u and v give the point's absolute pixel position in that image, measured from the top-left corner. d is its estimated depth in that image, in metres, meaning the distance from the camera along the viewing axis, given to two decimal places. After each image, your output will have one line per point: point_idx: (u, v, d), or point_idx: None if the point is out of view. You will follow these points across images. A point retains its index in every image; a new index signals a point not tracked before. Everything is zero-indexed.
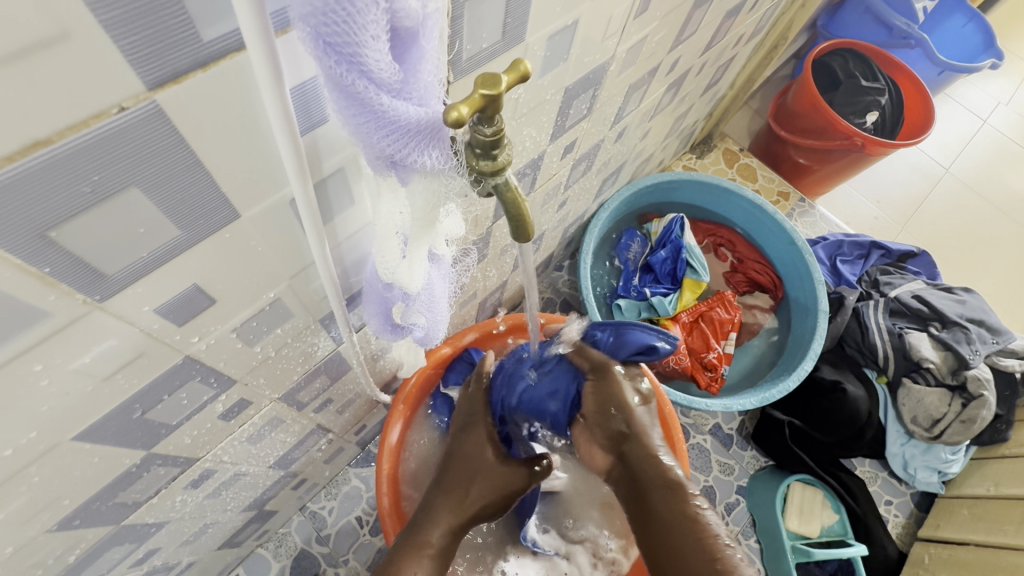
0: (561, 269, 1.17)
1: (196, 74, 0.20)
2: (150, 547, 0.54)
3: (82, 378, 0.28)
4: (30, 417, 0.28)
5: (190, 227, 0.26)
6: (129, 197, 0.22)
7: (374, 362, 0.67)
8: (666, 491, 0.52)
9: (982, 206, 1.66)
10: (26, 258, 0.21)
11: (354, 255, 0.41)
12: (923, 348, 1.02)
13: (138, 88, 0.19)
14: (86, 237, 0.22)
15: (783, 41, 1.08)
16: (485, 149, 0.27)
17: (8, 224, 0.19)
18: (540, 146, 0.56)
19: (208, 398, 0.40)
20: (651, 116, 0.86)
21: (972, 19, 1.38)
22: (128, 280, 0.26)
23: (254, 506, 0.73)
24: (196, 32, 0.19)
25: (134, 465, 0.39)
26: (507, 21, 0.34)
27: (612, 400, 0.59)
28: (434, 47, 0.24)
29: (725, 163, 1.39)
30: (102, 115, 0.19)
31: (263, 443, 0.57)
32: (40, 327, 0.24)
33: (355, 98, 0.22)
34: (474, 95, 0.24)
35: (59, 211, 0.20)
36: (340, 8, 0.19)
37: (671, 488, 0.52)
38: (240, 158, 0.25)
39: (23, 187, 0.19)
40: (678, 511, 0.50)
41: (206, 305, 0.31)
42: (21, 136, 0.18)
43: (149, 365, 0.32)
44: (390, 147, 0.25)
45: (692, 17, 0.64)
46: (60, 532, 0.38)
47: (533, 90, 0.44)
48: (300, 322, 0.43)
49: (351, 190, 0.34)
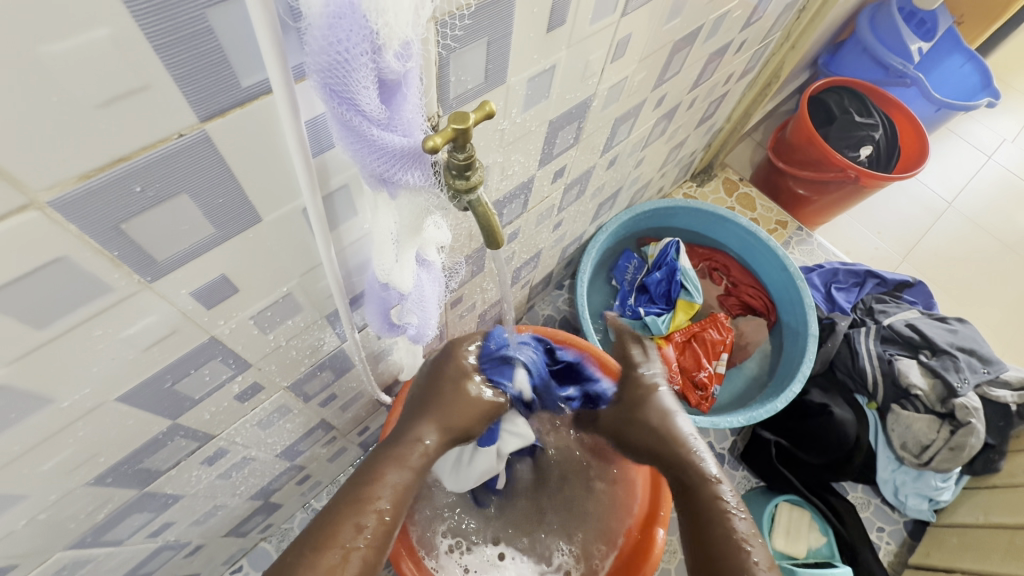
0: (561, 289, 1.22)
1: (234, 111, 0.27)
2: (165, 520, 0.60)
3: (128, 345, 0.35)
4: (86, 374, 0.34)
5: (222, 227, 0.33)
6: (178, 202, 0.29)
7: (376, 363, 0.72)
8: (703, 486, 0.60)
9: (986, 240, 1.68)
10: (100, 244, 0.28)
11: (357, 259, 0.47)
12: (912, 374, 1.04)
13: (193, 120, 0.26)
14: (147, 231, 0.29)
15: (776, 78, 1.15)
16: (460, 171, 0.33)
17: (93, 218, 0.26)
18: (529, 171, 0.63)
19: (226, 377, 0.46)
20: (644, 146, 0.92)
21: (969, 60, 1.44)
22: (172, 266, 0.32)
23: (260, 495, 0.78)
24: (237, 80, 0.26)
25: (160, 432, 0.45)
26: (489, 67, 0.41)
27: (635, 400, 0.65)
28: (415, 92, 0.30)
29: (724, 192, 1.44)
30: (166, 139, 0.26)
31: (272, 430, 0.64)
32: (102, 299, 0.31)
33: (352, 130, 0.29)
34: (448, 128, 0.30)
35: (127, 210, 0.27)
36: (343, 62, 0.26)
37: (710, 487, 0.59)
38: (263, 174, 0.32)
39: (104, 189, 0.26)
40: (713, 508, 0.58)
41: (231, 293, 0.38)
42: (108, 153, 0.25)
43: (180, 342, 0.38)
44: (380, 167, 0.31)
45: (674, 59, 0.71)
46: (94, 488, 0.45)
47: (518, 122, 0.51)
48: (308, 316, 0.49)
49: (353, 205, 0.41)
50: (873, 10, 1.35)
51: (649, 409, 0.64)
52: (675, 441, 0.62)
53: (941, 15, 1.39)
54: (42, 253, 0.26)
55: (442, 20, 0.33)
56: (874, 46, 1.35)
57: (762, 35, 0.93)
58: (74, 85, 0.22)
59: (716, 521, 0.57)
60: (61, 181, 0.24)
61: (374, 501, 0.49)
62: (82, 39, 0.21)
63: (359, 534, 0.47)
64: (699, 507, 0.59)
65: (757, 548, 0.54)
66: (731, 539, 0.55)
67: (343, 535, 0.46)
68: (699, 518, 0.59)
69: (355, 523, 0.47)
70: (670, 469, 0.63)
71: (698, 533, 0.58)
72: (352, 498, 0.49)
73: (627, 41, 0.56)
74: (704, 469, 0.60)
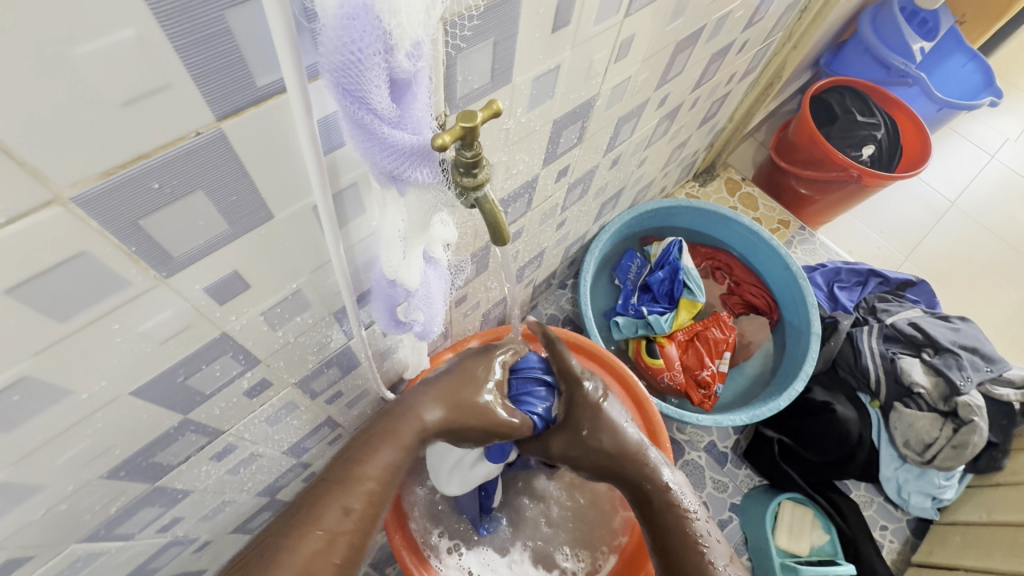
0: (564, 288, 1.23)
1: (249, 110, 0.28)
2: (175, 515, 0.61)
3: (144, 340, 0.36)
4: (104, 367, 0.35)
5: (236, 224, 0.34)
6: (194, 199, 0.30)
7: (381, 361, 0.73)
8: (661, 495, 0.62)
9: (990, 240, 1.68)
10: (120, 239, 0.29)
11: (365, 256, 0.48)
12: (914, 372, 1.05)
13: (210, 119, 0.27)
14: (164, 228, 0.30)
15: (778, 78, 1.15)
16: (467, 168, 0.34)
17: (113, 213, 0.27)
18: (533, 171, 0.63)
19: (236, 373, 0.47)
20: (646, 145, 0.93)
21: (972, 59, 1.44)
22: (187, 262, 0.33)
23: (267, 492, 0.79)
24: (252, 80, 0.27)
25: (172, 427, 0.46)
26: (495, 66, 0.41)
27: (583, 424, 0.62)
28: (424, 91, 0.31)
29: (726, 192, 1.45)
30: (184, 137, 0.27)
31: (280, 426, 0.64)
32: (121, 294, 0.31)
33: (364, 128, 0.30)
34: (456, 127, 0.31)
35: (145, 207, 0.28)
36: (356, 62, 0.27)
37: (667, 495, 0.62)
38: (276, 172, 0.33)
39: (124, 187, 0.27)
40: (671, 514, 0.61)
41: (243, 289, 0.39)
42: (130, 151, 0.25)
43: (193, 337, 0.39)
44: (390, 165, 0.32)
45: (677, 59, 0.72)
46: (108, 481, 0.45)
47: (523, 122, 0.52)
48: (316, 313, 0.50)
49: (362, 202, 0.42)
50: (875, 10, 1.36)
51: (612, 432, 0.62)
52: (631, 457, 0.63)
53: (943, 15, 1.39)
54: (65, 248, 0.27)
55: (451, 21, 0.34)
56: (876, 45, 1.36)
57: (764, 35, 0.93)
58: (99, 85, 0.23)
59: (674, 527, 0.60)
60: (84, 178, 0.25)
61: (358, 485, 0.51)
62: (108, 40, 0.22)
63: (346, 517, 0.50)
64: (657, 516, 0.62)
65: (712, 547, 0.59)
66: (690, 541, 0.59)
67: (325, 517, 0.49)
68: (661, 527, 0.61)
69: (342, 506, 0.50)
70: (628, 481, 0.64)
71: (659, 539, 0.62)
72: (343, 478, 0.52)
73: (630, 41, 0.56)
74: (659, 479, 0.62)
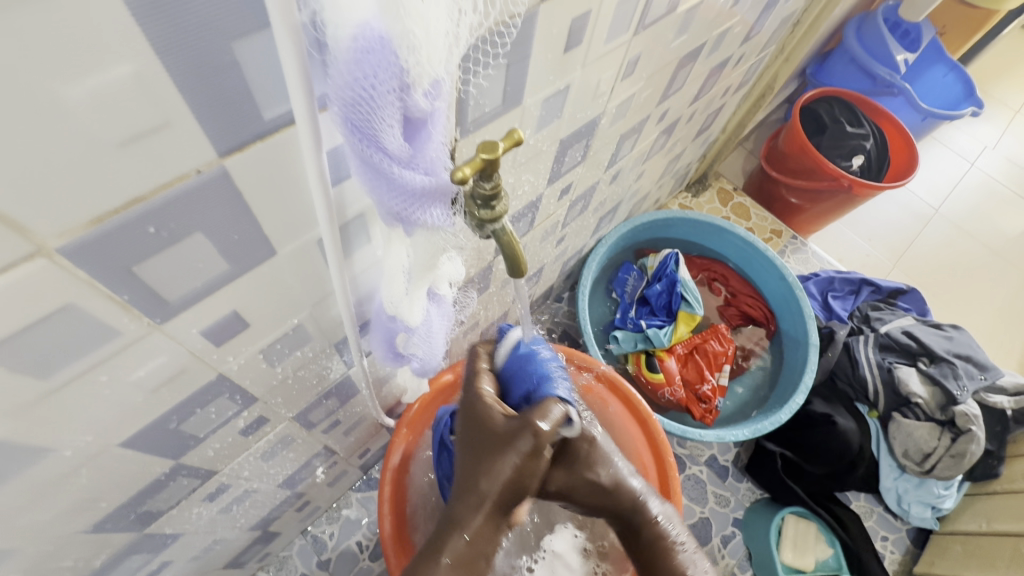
0: (560, 301, 1.21)
1: (255, 144, 0.26)
2: (163, 559, 0.57)
3: (134, 389, 0.33)
4: (90, 421, 0.32)
5: (236, 263, 0.31)
6: (193, 240, 0.27)
7: (380, 386, 0.70)
8: (650, 524, 0.57)
9: (973, 246, 1.71)
10: (110, 288, 0.26)
11: (366, 286, 0.45)
12: (912, 383, 1.04)
13: (212, 155, 0.24)
14: (160, 273, 0.27)
15: (770, 90, 1.15)
16: (485, 201, 0.32)
17: (103, 262, 0.24)
18: (538, 190, 0.62)
19: (232, 413, 0.44)
20: (645, 159, 0.92)
21: (952, 70, 1.46)
22: (183, 306, 0.30)
23: (260, 525, 0.75)
24: (258, 113, 0.24)
25: (162, 473, 0.43)
26: (507, 89, 0.40)
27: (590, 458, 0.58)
28: (440, 130, 0.29)
29: (719, 202, 1.46)
30: (184, 177, 0.24)
31: (274, 461, 0.61)
32: (111, 344, 0.29)
33: (373, 167, 0.28)
34: (477, 158, 0.29)
35: (139, 254, 0.25)
36: (368, 98, 0.24)
37: (655, 524, 0.57)
38: (281, 205, 0.30)
39: (111, 237, 0.24)
40: (660, 548, 0.56)
41: (241, 328, 0.36)
42: (125, 195, 0.23)
43: (187, 381, 0.36)
44: (399, 206, 0.30)
45: (678, 74, 0.70)
46: (92, 534, 0.42)
47: (530, 143, 0.50)
48: (316, 346, 0.47)
49: (368, 232, 0.39)
50: (860, 21, 1.38)
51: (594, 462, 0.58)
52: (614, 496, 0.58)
53: (926, 26, 1.41)
54: (49, 300, 0.24)
55: (479, 41, 0.32)
56: (862, 56, 1.37)
57: (760, 47, 0.93)
58: (88, 125, 0.20)
59: (661, 559, 0.55)
60: (73, 226, 0.22)
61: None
62: (103, 76, 0.19)
63: None
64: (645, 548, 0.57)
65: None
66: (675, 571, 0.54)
67: None
68: (646, 554, 0.57)
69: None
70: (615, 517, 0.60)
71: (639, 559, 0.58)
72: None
73: (637, 59, 0.55)
74: (648, 510, 0.58)
